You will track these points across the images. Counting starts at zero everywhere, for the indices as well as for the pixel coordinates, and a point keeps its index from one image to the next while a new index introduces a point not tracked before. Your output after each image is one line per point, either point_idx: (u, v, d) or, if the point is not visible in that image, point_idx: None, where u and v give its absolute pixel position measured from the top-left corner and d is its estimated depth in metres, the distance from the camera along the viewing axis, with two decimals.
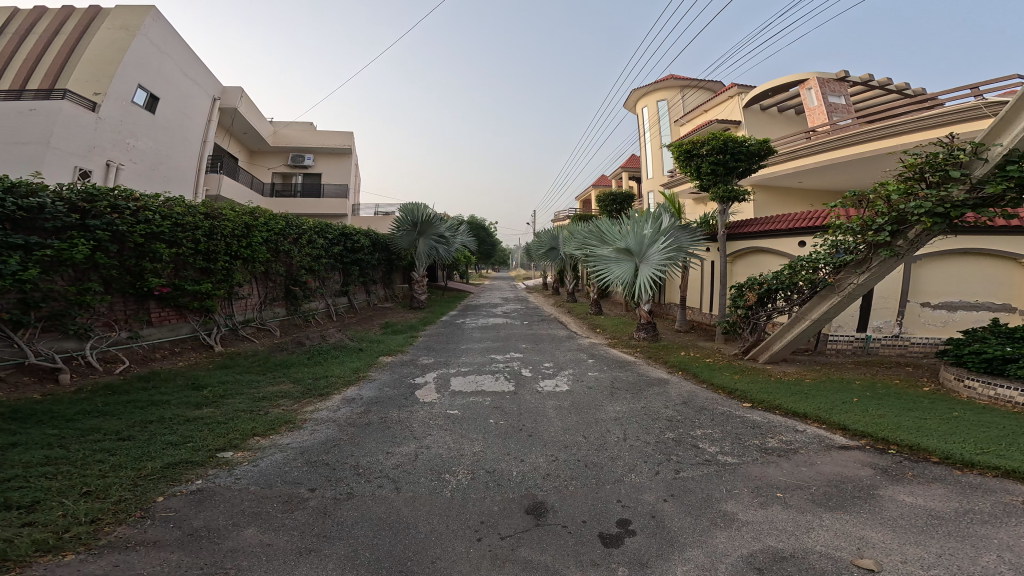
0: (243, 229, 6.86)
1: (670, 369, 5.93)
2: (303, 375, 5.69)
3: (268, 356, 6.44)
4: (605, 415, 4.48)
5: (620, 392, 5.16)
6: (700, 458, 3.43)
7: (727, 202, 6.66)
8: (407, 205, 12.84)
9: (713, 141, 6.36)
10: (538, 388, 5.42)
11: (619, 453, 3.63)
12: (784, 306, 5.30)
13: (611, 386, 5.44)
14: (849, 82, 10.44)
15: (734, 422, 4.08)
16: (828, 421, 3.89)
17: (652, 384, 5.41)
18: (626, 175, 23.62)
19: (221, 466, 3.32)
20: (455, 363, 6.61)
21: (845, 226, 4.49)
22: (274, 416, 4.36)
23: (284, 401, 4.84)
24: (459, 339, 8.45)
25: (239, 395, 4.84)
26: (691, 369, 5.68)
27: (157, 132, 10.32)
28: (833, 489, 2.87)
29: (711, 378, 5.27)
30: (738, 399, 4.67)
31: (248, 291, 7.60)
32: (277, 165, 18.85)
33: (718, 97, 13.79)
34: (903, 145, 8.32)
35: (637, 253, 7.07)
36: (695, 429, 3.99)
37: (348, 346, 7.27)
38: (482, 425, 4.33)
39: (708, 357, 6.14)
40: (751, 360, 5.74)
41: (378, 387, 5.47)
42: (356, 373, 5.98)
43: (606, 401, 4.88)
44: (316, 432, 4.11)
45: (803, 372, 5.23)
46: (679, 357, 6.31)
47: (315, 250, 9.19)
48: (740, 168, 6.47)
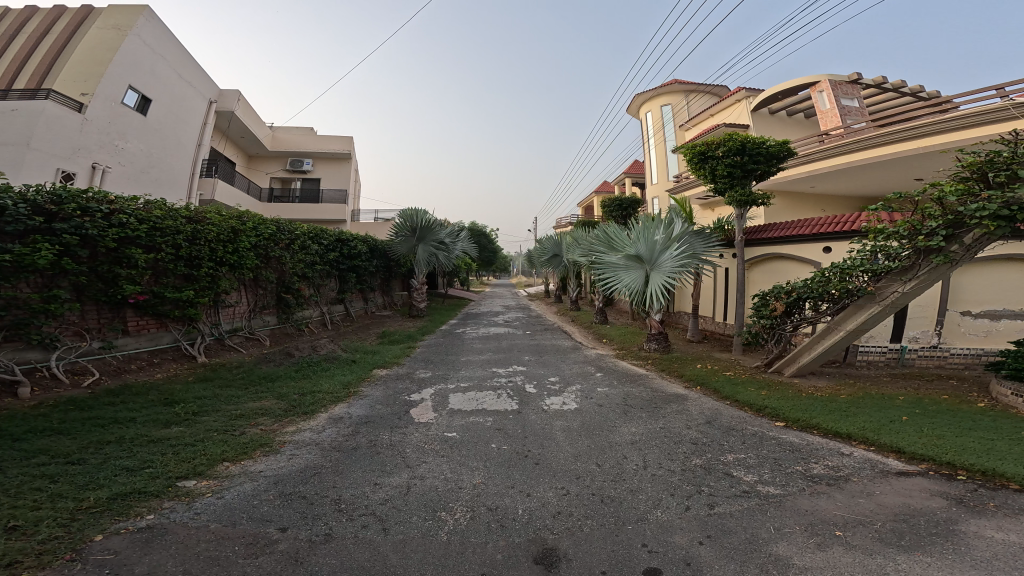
0: (231, 233, 6.46)
1: (687, 385, 5.46)
2: (288, 391, 5.24)
3: (253, 368, 6.00)
4: (621, 439, 4.02)
5: (635, 411, 4.69)
6: (737, 490, 2.98)
7: (744, 206, 6.28)
8: (406, 210, 12.53)
9: (729, 142, 6.00)
10: (544, 407, 4.97)
11: (640, 485, 3.17)
12: (814, 316, 4.86)
13: (624, 403, 4.98)
14: (862, 84, 10.17)
15: (770, 446, 3.62)
16: (877, 443, 3.45)
17: (669, 401, 4.95)
18: (629, 181, 23.39)
19: (181, 498, 2.87)
20: (453, 377, 6.16)
21: (890, 229, 4.05)
22: (249, 438, 3.91)
23: (264, 420, 4.39)
24: (459, 351, 8.00)
25: (215, 412, 4.39)
26: (711, 384, 5.23)
27: (147, 135, 10.02)
28: (903, 525, 2.43)
29: (735, 394, 4.81)
30: (769, 418, 4.21)
31: (235, 298, 7.18)
32: (275, 170, 18.59)
33: (725, 101, 13.54)
34: (922, 149, 8.10)
35: (648, 261, 6.65)
36: (726, 455, 3.53)
37: (340, 358, 6.81)
38: (484, 451, 3.86)
39: (728, 370, 5.67)
40: (775, 374, 5.31)
41: (369, 405, 5.01)
42: (346, 388, 5.52)
43: (620, 422, 4.43)
44: (294, 457, 3.66)
45: (836, 386, 4.77)
46: (695, 371, 5.84)
47: (308, 256, 8.79)
48: (758, 172, 6.11)
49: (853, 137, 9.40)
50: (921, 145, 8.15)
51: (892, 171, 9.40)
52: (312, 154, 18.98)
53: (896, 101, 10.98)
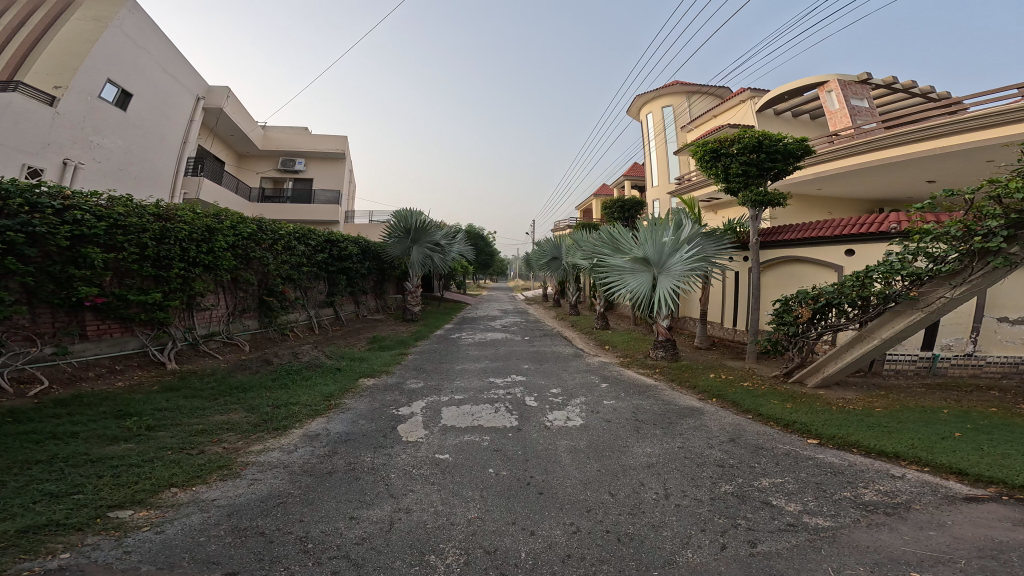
0: (205, 233, 5.95)
1: (702, 397, 5.03)
2: (261, 403, 4.75)
3: (227, 377, 5.50)
4: (635, 462, 3.55)
5: (648, 428, 4.23)
6: (780, 523, 2.53)
7: (759, 207, 5.91)
8: (400, 211, 12.07)
9: (745, 139, 5.63)
10: (547, 423, 4.51)
11: (664, 520, 2.70)
12: (844, 323, 4.48)
13: (633, 418, 4.53)
14: (871, 84, 9.99)
15: (808, 468, 3.19)
16: (932, 464, 3.03)
17: (684, 415, 4.51)
18: (628, 184, 23.11)
19: (109, 532, 2.41)
20: (447, 388, 5.68)
21: (937, 231, 3.72)
22: (208, 458, 3.43)
23: (229, 436, 3.91)
24: (453, 358, 7.51)
25: (174, 427, 3.90)
26: (729, 396, 4.79)
27: (127, 130, 9.51)
28: (992, 563, 2.01)
29: (757, 407, 4.39)
30: (799, 435, 3.79)
31: (211, 300, 6.67)
32: (266, 170, 18.07)
33: (728, 103, 13.30)
34: (935, 151, 7.88)
35: (656, 264, 6.22)
36: (759, 480, 3.09)
37: (324, 365, 6.30)
38: (480, 479, 3.39)
39: (745, 381, 5.25)
40: (798, 384, 4.89)
41: (351, 421, 4.52)
42: (327, 400, 5.03)
43: (631, 441, 3.97)
44: (257, 483, 3.18)
45: (868, 399, 4.37)
46: (709, 381, 5.41)
47: (293, 257, 8.29)
48: (775, 170, 5.72)
49: (863, 137, 9.16)
50: (935, 146, 7.92)
51: (907, 172, 9.10)
52: (305, 154, 18.50)
53: (905, 103, 10.81)
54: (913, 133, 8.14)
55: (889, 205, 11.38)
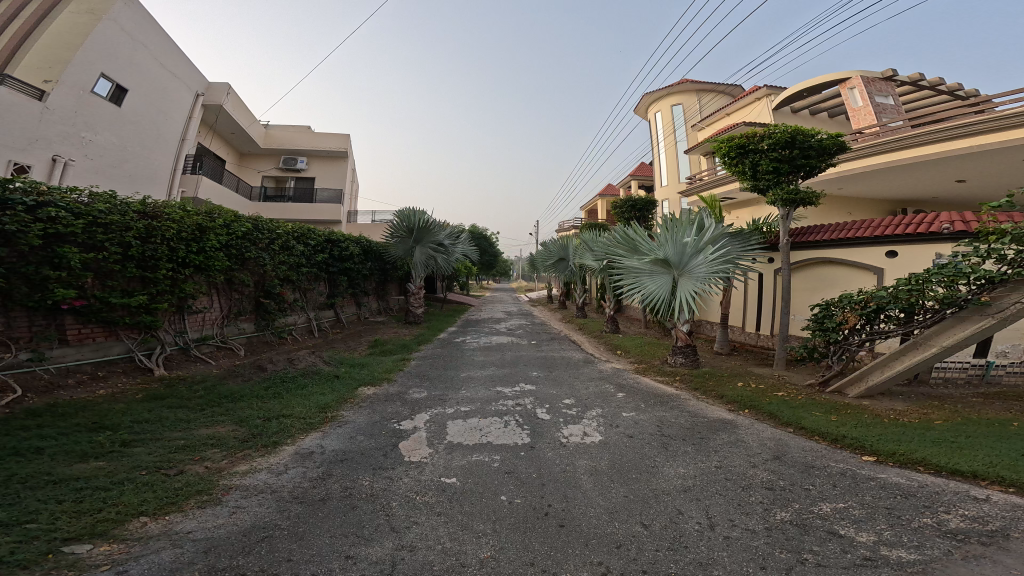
0: (196, 231, 5.59)
1: (732, 408, 4.64)
2: (251, 414, 4.38)
3: (217, 385, 5.15)
4: (668, 485, 3.16)
5: (677, 445, 3.84)
6: (855, 558, 2.18)
7: (790, 206, 5.56)
8: (403, 210, 11.71)
9: (777, 134, 5.31)
10: (563, 439, 4.13)
11: (713, 556, 2.31)
12: (896, 330, 4.15)
13: (658, 434, 4.13)
14: (896, 82, 9.70)
15: (871, 490, 2.85)
16: (1019, 484, 2.68)
17: (715, 430, 4.11)
18: (635, 183, 22.68)
19: (60, 573, 2.04)
20: (453, 398, 5.31)
21: (1017, 231, 3.28)
22: (186, 480, 3.06)
23: (212, 453, 3.54)
24: (458, 364, 7.13)
25: (152, 442, 3.54)
26: (765, 407, 4.39)
27: (121, 126, 9.21)
28: None
29: (799, 420, 4.00)
30: (853, 451, 3.43)
31: (203, 303, 6.33)
32: (268, 168, 17.80)
33: (743, 100, 12.91)
34: (959, 151, 7.63)
35: (676, 265, 5.80)
36: (817, 506, 2.73)
37: (321, 372, 5.94)
38: (493, 507, 3.00)
39: (779, 390, 4.86)
40: (838, 395, 4.53)
41: (348, 436, 4.15)
42: (323, 412, 4.65)
43: (660, 460, 3.58)
44: (239, 512, 2.80)
45: (923, 410, 3.99)
46: (737, 391, 5.00)
47: (291, 258, 7.95)
48: (809, 168, 5.36)
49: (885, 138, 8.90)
50: (959, 147, 7.62)
51: (934, 173, 8.77)
52: (306, 152, 18.19)
53: (930, 101, 10.43)
54: (940, 133, 7.79)
55: (913, 206, 10.93)
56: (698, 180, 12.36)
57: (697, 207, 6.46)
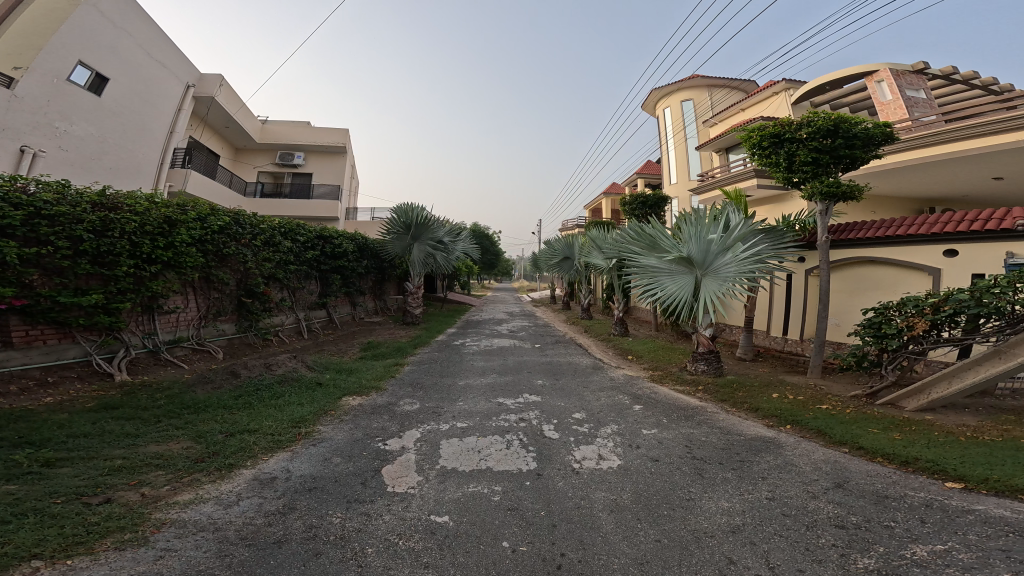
0: (163, 225, 5.02)
1: (769, 423, 4.07)
2: (212, 429, 3.85)
3: (182, 394, 4.61)
4: (711, 525, 2.56)
5: (713, 470, 3.24)
6: None
7: (828, 200, 5.13)
8: (400, 206, 11.13)
9: (817, 122, 4.91)
10: (577, 463, 3.55)
11: None
12: (970, 337, 3.58)
13: (688, 456, 3.53)
14: (927, 74, 9.13)
15: (973, 528, 2.27)
16: None
17: (754, 451, 3.51)
18: (642, 182, 22.04)
19: None
20: (448, 410, 4.75)
21: None
22: (111, 513, 2.53)
23: (154, 478, 3.02)
24: (455, 370, 6.56)
25: (84, 463, 3.04)
26: (810, 424, 3.84)
27: (102, 117, 8.70)
28: None
29: (854, 439, 3.44)
30: (930, 476, 2.86)
31: (175, 302, 5.81)
32: (264, 164, 17.29)
33: (760, 94, 12.49)
34: (990, 150, 7.19)
35: (700, 265, 5.20)
36: (906, 552, 2.15)
37: (302, 379, 5.37)
38: (493, 554, 2.42)
39: (823, 402, 4.30)
40: (893, 408, 3.98)
41: (323, 457, 3.59)
42: (296, 426, 4.11)
43: (695, 490, 2.98)
44: (167, 557, 2.23)
45: (1005, 426, 3.38)
46: (774, 403, 4.42)
47: (277, 255, 7.39)
48: (853, 159, 4.94)
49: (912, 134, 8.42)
50: (1003, 142, 7.01)
51: (964, 172, 8.30)
52: (303, 147, 17.66)
53: (963, 95, 9.78)
54: (980, 128, 7.20)
55: (942, 205, 10.31)
56: (710, 177, 11.79)
57: (723, 201, 5.90)
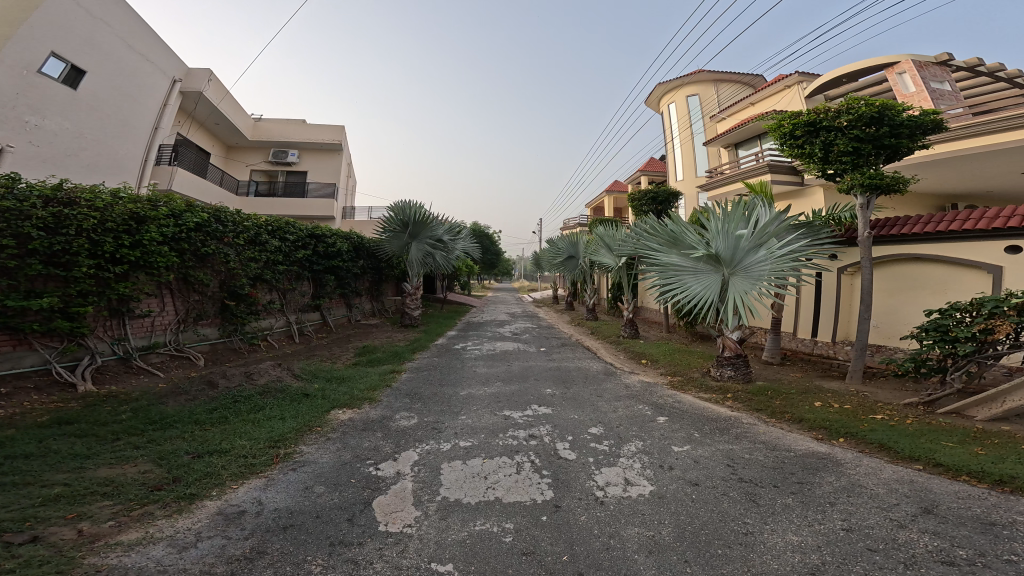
0: (129, 221, 4.52)
1: (818, 436, 3.66)
2: (178, 449, 3.35)
3: (150, 407, 4.10)
4: (784, 568, 2.10)
5: (769, 496, 2.81)
6: None
7: (870, 193, 4.75)
8: (398, 203, 10.64)
9: (858, 110, 4.61)
10: (604, 489, 3.07)
11: None
12: None
13: (734, 479, 3.07)
14: (951, 66, 8.67)
15: None
16: None
17: (806, 473, 3.10)
18: (645, 179, 21.54)
19: None
20: (450, 425, 4.26)
21: None
22: (32, 556, 2.04)
23: (99, 510, 2.52)
24: (457, 378, 6.07)
25: (15, 492, 2.54)
26: (869, 437, 3.46)
27: (78, 110, 8.20)
28: None
29: (929, 454, 3.08)
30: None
31: (148, 305, 5.30)
32: (257, 162, 16.74)
33: (769, 88, 12.05)
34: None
35: (728, 263, 4.74)
36: None
37: (288, 390, 4.86)
38: None
39: (876, 412, 3.91)
40: (959, 418, 3.59)
41: (305, 484, 3.09)
42: (275, 446, 3.60)
43: (752, 522, 2.52)
44: None
45: None
46: (821, 412, 4.03)
47: (263, 254, 6.86)
48: (897, 149, 4.62)
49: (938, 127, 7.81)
50: None
51: (1000, 165, 7.66)
52: (297, 145, 17.13)
53: (988, 87, 9.31)
54: (1007, 120, 6.66)
55: (965, 201, 9.85)
56: (719, 174, 11.43)
57: (751, 195, 5.43)
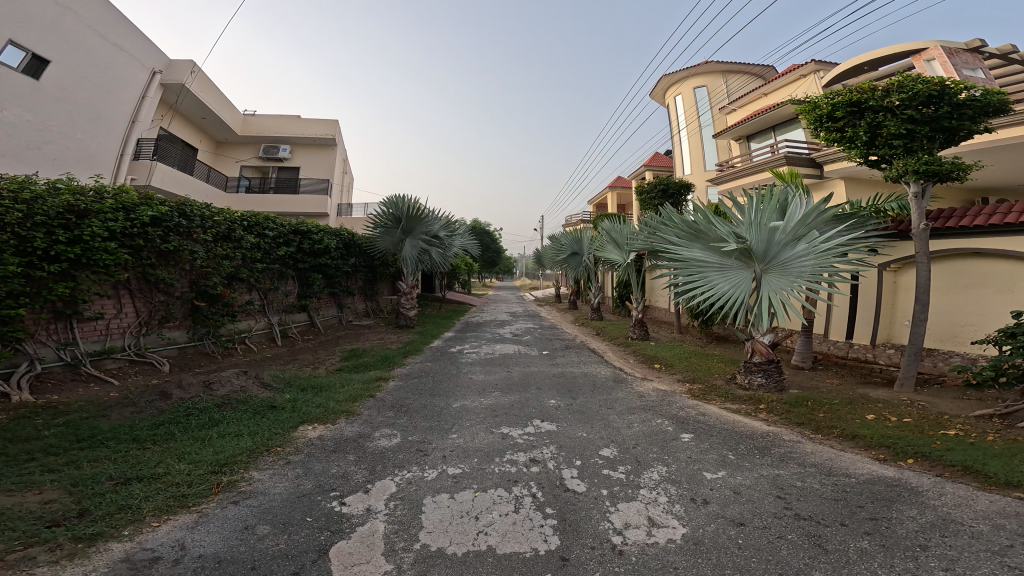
0: (65, 214, 3.96)
1: (879, 456, 3.06)
2: (99, 475, 2.75)
3: (84, 420, 3.52)
4: None
5: (838, 540, 2.22)
6: None
7: (925, 180, 4.12)
8: (391, 198, 10.01)
9: (918, 86, 3.95)
10: (624, 531, 2.47)
11: None
12: None
13: (789, 517, 2.46)
14: (986, 52, 7.96)
15: None
16: None
17: (875, 509, 2.46)
18: (651, 174, 20.82)
19: None
20: (437, 446, 3.66)
21: None
22: None
23: None
24: (450, 386, 5.46)
25: None
26: (947, 458, 2.86)
27: (42, 101, 7.67)
28: None
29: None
30: None
31: (101, 306, 4.73)
32: (247, 157, 16.14)
33: (783, 78, 11.39)
34: None
35: (759, 258, 4.14)
36: None
37: (252, 402, 4.26)
38: None
39: (946, 427, 3.30)
40: None
41: (247, 521, 2.50)
42: (221, 471, 3.00)
43: None
44: None
45: None
46: (879, 427, 3.42)
47: (236, 251, 6.27)
48: (957, 132, 4.01)
49: None
50: None
51: None
52: (289, 140, 16.53)
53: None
54: None
55: None
56: (731, 167, 10.77)
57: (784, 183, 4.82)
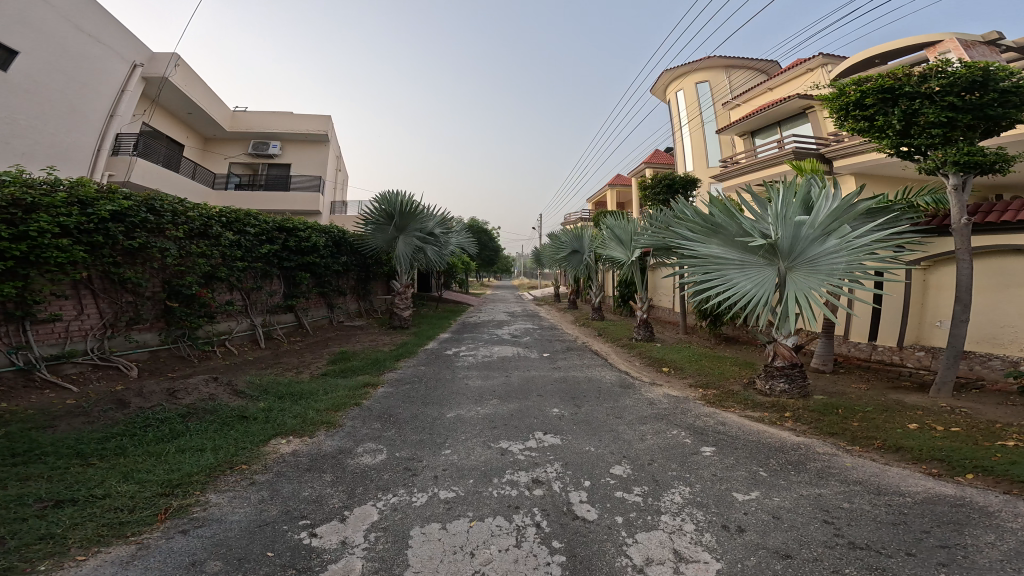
0: (9, 207, 3.54)
1: (931, 471, 2.69)
2: (23, 497, 2.33)
3: (24, 431, 3.10)
4: None
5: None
6: None
7: (965, 172, 3.78)
8: (384, 194, 9.58)
9: (957, 72, 3.61)
10: (647, 568, 2.08)
11: None
12: None
13: (842, 547, 2.08)
14: (1004, 42, 7.66)
15: None
16: None
17: (940, 534, 2.09)
18: (651, 172, 20.45)
19: None
20: (427, 463, 3.26)
21: None
22: None
23: None
24: (443, 393, 5.05)
25: None
26: (1017, 473, 2.48)
27: (8, 91, 7.15)
28: None
29: None
30: None
31: (58, 307, 4.29)
32: (236, 154, 15.65)
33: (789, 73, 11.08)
34: None
35: (784, 255, 3.76)
36: None
37: (222, 412, 3.85)
38: None
39: (1002, 438, 2.93)
40: None
41: (195, 555, 2.09)
42: (173, 493, 2.59)
43: None
44: None
45: None
46: (927, 438, 3.04)
47: (214, 249, 5.85)
48: (1000, 120, 3.67)
49: None
50: None
51: None
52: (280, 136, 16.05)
53: None
54: None
55: None
56: (736, 163, 10.42)
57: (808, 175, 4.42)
